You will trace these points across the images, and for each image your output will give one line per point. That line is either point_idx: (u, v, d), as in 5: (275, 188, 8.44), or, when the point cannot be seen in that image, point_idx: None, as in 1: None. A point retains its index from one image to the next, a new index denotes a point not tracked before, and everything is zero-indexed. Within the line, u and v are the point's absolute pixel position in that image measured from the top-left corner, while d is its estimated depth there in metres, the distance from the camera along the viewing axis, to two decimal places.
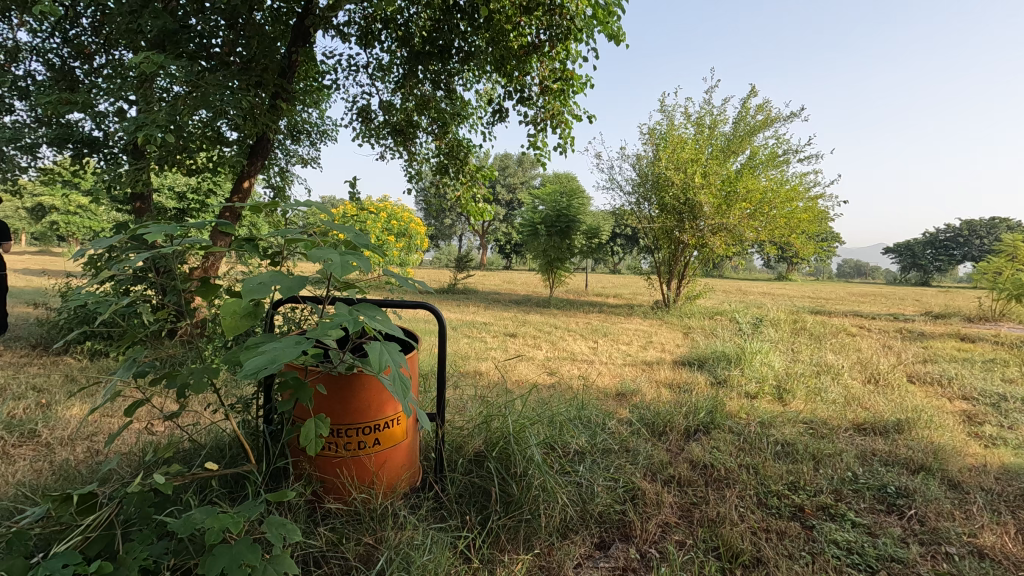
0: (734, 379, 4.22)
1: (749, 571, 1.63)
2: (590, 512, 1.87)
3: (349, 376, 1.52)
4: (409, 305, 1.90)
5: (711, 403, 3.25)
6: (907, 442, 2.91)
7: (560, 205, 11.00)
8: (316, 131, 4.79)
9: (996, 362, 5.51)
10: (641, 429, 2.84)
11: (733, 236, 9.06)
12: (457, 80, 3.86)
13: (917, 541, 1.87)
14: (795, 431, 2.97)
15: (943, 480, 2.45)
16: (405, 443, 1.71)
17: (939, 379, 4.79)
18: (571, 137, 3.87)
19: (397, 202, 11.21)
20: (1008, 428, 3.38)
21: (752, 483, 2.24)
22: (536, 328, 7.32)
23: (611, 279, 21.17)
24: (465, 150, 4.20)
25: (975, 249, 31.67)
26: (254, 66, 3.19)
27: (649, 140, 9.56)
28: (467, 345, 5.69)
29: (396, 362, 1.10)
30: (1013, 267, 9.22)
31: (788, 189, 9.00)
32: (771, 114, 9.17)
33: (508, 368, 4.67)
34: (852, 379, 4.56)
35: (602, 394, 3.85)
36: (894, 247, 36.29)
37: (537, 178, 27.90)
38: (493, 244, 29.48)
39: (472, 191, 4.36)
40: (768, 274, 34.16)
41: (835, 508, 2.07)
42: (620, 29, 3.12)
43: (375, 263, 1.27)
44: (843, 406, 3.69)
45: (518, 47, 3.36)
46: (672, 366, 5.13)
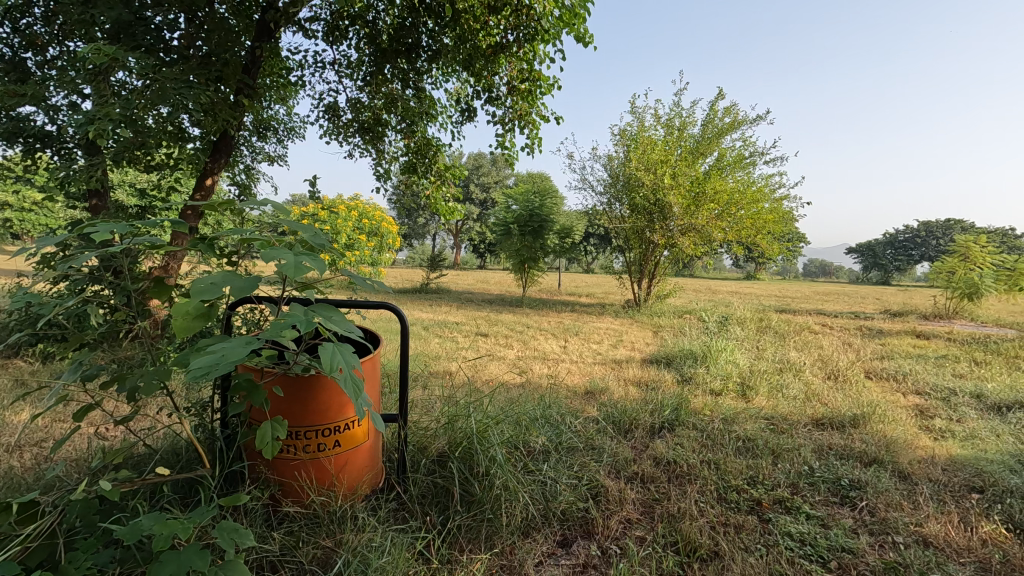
0: (699, 377, 4.30)
1: (705, 565, 1.67)
2: (552, 510, 1.88)
3: (308, 378, 1.50)
4: (371, 306, 1.87)
5: (676, 401, 3.31)
6: (862, 436, 3.02)
7: (533, 205, 11.03)
8: (283, 128, 4.71)
9: (948, 358, 5.75)
10: (607, 427, 2.88)
11: (702, 236, 9.22)
12: (426, 79, 3.84)
13: (867, 531, 1.94)
14: (756, 427, 3.04)
15: (893, 472, 2.55)
16: (367, 444, 1.70)
17: (894, 374, 4.97)
18: (539, 138, 3.89)
19: (369, 201, 11.07)
20: (957, 421, 3.53)
21: (712, 479, 2.28)
22: (507, 327, 7.33)
23: (584, 278, 21.32)
24: (434, 149, 4.17)
25: (932, 250, 32.91)
26: (213, 61, 3.10)
27: (620, 141, 9.68)
28: (438, 345, 5.66)
29: (349, 363, 1.11)
30: (966, 267, 9.62)
31: (754, 190, 9.22)
32: (738, 117, 9.37)
33: (478, 368, 4.67)
34: (812, 375, 4.70)
35: (571, 393, 3.88)
36: (857, 248, 37.46)
37: (511, 177, 27.92)
38: (466, 243, 29.38)
39: (441, 190, 4.35)
40: (737, 274, 34.90)
41: (790, 501, 2.13)
42: (586, 31, 3.14)
43: (330, 264, 1.26)
44: (803, 402, 3.80)
45: (486, 47, 3.36)
46: (640, 364, 5.21)
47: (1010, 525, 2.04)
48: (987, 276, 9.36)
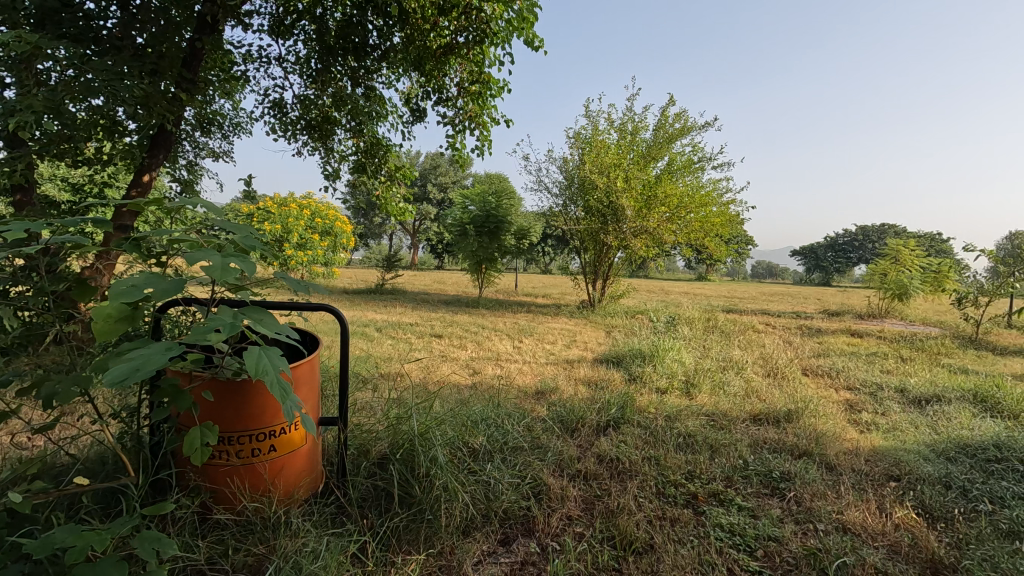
0: (647, 375, 4.42)
1: (640, 558, 1.72)
2: (494, 509, 1.91)
3: (241, 382, 1.46)
4: (309, 307, 1.83)
5: (622, 399, 3.39)
6: (795, 430, 3.18)
7: (489, 206, 11.05)
8: (228, 123, 4.55)
9: (878, 355, 6.10)
10: (553, 426, 2.92)
11: (653, 239, 9.46)
12: (376, 79, 3.78)
13: (793, 520, 2.05)
14: (696, 424, 3.15)
15: (821, 463, 2.70)
16: (304, 448, 1.67)
17: (829, 371, 5.24)
18: (489, 139, 3.90)
19: (322, 199, 10.84)
20: (881, 415, 3.76)
21: (652, 474, 2.36)
22: (462, 328, 7.31)
23: (541, 279, 21.54)
24: (385, 149, 4.13)
25: (868, 253, 34.82)
26: (149, 53, 2.96)
27: (575, 144, 9.81)
28: (390, 346, 5.60)
29: (275, 367, 1.12)
30: (897, 269, 10.25)
31: (703, 194, 9.52)
32: (688, 123, 9.66)
33: (430, 369, 4.64)
34: (753, 373, 4.90)
35: (522, 393, 3.92)
36: (800, 251, 39.25)
37: (468, 178, 27.83)
38: (424, 243, 29.09)
39: (391, 192, 4.36)
40: (689, 275, 35.99)
41: (724, 494, 2.22)
42: (535, 35, 3.17)
43: (259, 266, 1.25)
44: (742, 399, 3.96)
45: (437, 48, 3.36)
46: (591, 364, 5.30)
47: (920, 510, 2.18)
48: (914, 277, 9.99)
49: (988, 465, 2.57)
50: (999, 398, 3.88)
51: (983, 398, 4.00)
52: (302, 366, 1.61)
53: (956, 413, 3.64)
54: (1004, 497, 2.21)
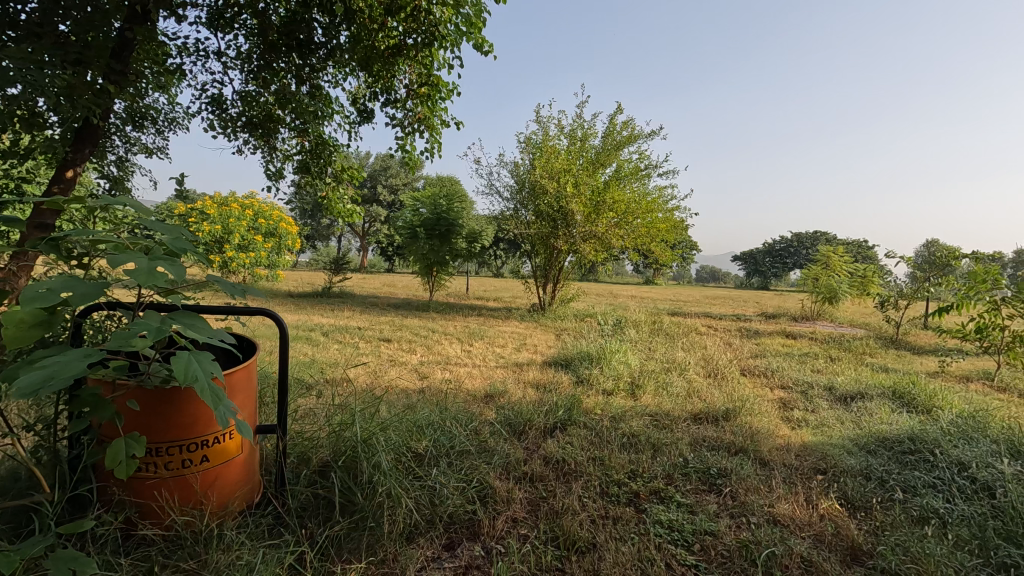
0: (594, 378, 4.50)
1: (582, 556, 1.76)
2: (439, 514, 1.90)
3: (170, 390, 1.40)
4: (247, 310, 1.77)
5: (569, 401, 3.44)
6: (732, 428, 3.32)
7: (440, 208, 10.98)
8: (163, 118, 4.33)
9: (809, 355, 6.45)
10: (501, 429, 2.93)
11: (602, 244, 9.65)
12: (322, 77, 3.70)
13: (728, 514, 2.14)
14: (640, 424, 3.24)
15: (755, 459, 2.84)
16: (239, 458, 1.61)
17: (765, 371, 5.50)
18: (438, 142, 3.88)
19: (265, 199, 10.46)
20: (811, 412, 3.98)
21: (596, 474, 2.41)
22: (412, 332, 7.24)
23: (492, 283, 21.56)
24: (331, 150, 4.04)
25: (803, 258, 36.80)
26: (73, 42, 2.78)
27: (526, 148, 9.88)
28: (336, 351, 5.46)
29: (206, 373, 1.10)
30: (827, 274, 10.87)
31: (649, 200, 9.80)
32: (635, 131, 9.92)
33: (378, 374, 4.56)
34: (695, 374, 5.08)
35: (471, 397, 3.92)
36: (741, 256, 41.01)
37: (419, 180, 27.57)
38: (374, 246, 28.57)
39: (338, 192, 4.31)
40: (637, 279, 36.91)
41: (664, 491, 2.30)
42: (485, 40, 3.18)
43: (189, 269, 1.21)
44: (684, 399, 4.11)
45: (385, 48, 3.31)
46: (541, 367, 5.35)
47: (843, 500, 2.33)
48: (843, 282, 10.62)
49: (904, 456, 2.77)
50: (914, 394, 4.19)
51: (901, 395, 4.30)
52: (238, 372, 1.56)
53: (877, 409, 3.90)
54: (916, 485, 2.39)
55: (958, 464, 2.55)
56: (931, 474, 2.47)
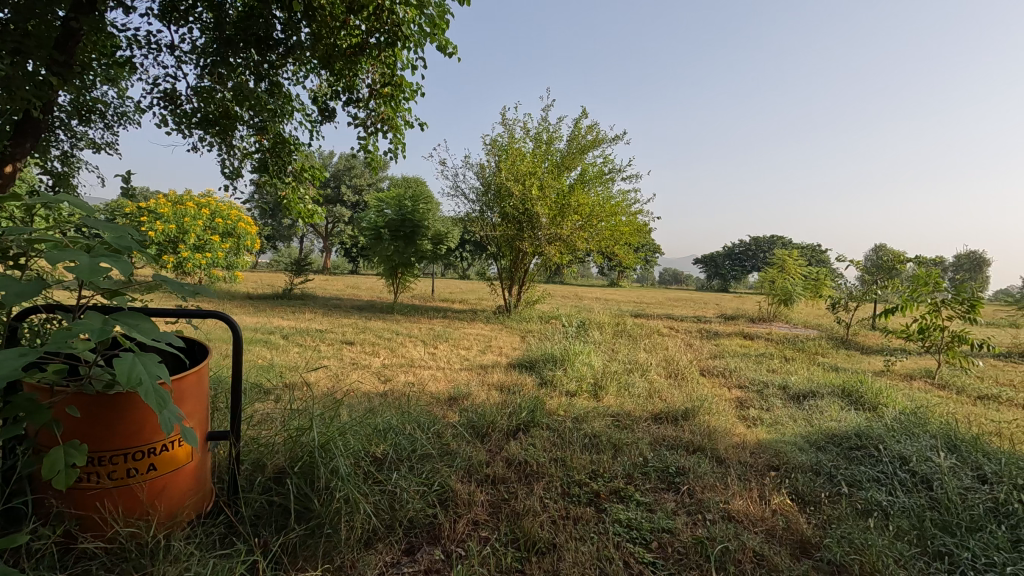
0: (557, 379, 4.54)
1: (542, 558, 1.77)
2: (398, 519, 1.88)
3: (115, 396, 1.34)
4: (198, 313, 1.71)
5: (532, 403, 3.46)
6: (691, 428, 3.40)
7: (405, 209, 10.87)
8: (113, 112, 4.15)
9: (765, 356, 6.66)
10: (464, 432, 2.92)
11: (566, 246, 9.74)
12: (282, 74, 3.61)
13: (685, 512, 2.19)
14: (602, 425, 3.28)
15: (712, 457, 2.91)
16: (189, 466, 1.55)
17: (723, 371, 5.65)
18: (401, 143, 3.85)
19: (223, 198, 10.14)
20: (766, 410, 4.12)
21: (558, 475, 2.43)
22: (375, 334, 7.13)
23: (458, 285, 21.47)
24: (291, 149, 3.95)
25: (761, 262, 38.03)
26: (12, 31, 2.62)
27: (491, 150, 9.87)
28: (296, 354, 5.34)
29: (151, 375, 1.08)
30: (783, 277, 11.26)
31: (613, 203, 9.94)
32: (599, 135, 10.04)
33: (339, 378, 4.47)
34: (656, 375, 5.18)
35: (435, 400, 3.89)
36: (702, 259, 42.06)
37: (384, 180, 27.25)
38: (337, 247, 28.05)
39: (299, 192, 4.23)
40: (602, 281, 37.43)
41: (624, 491, 2.33)
42: (449, 42, 3.17)
43: (135, 269, 1.16)
44: (645, 399, 4.18)
45: (347, 47, 3.26)
46: (505, 369, 5.35)
47: (795, 496, 2.41)
48: (797, 284, 11.02)
49: (851, 452, 2.89)
50: (862, 392, 4.38)
51: (849, 392, 4.48)
52: (188, 377, 1.50)
53: (827, 407, 4.06)
54: (861, 479, 2.50)
55: (900, 458, 2.68)
56: (876, 469, 2.59)
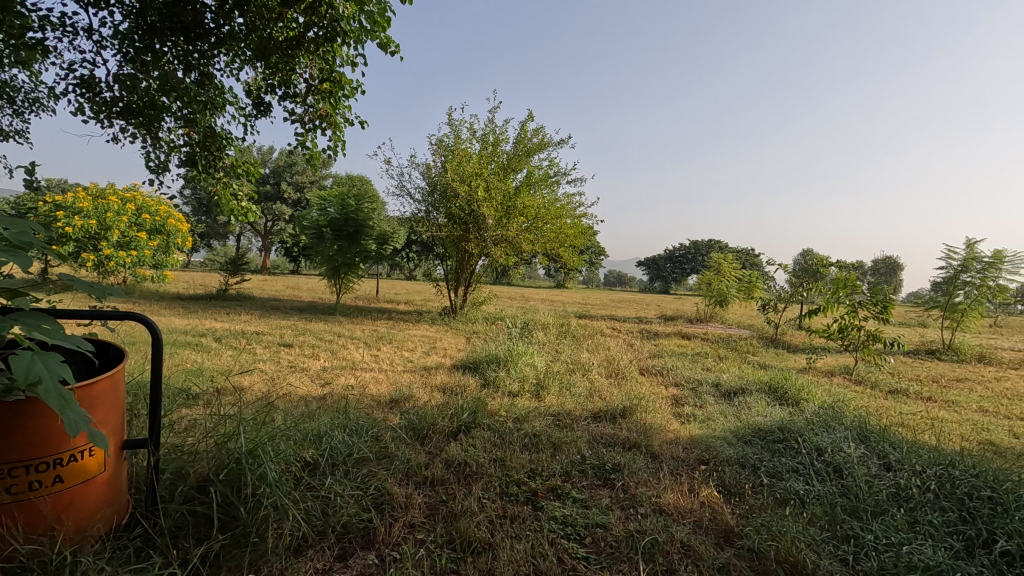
0: (500, 380, 4.55)
1: (477, 557, 1.78)
2: (331, 524, 1.85)
3: (13, 403, 1.24)
4: (115, 315, 1.60)
5: (474, 404, 3.46)
6: (628, 425, 3.50)
7: (348, 208, 10.60)
8: (23, 98, 3.84)
9: (701, 355, 6.95)
10: (403, 434, 2.89)
11: (512, 248, 9.81)
12: (214, 65, 3.44)
13: (619, 507, 2.26)
14: (543, 424, 3.33)
15: (647, 452, 3.01)
16: (101, 476, 1.47)
17: (661, 370, 5.84)
18: (340, 140, 3.76)
19: (150, 193, 9.58)
20: (699, 407, 4.30)
21: (496, 475, 2.44)
22: (315, 337, 6.93)
23: (404, 287, 21.22)
24: (224, 143, 3.78)
25: (700, 265, 39.62)
26: None
27: (437, 151, 9.78)
28: (230, 358, 5.11)
29: (51, 373, 1.03)
30: (718, 279, 11.78)
31: (558, 206, 10.08)
32: (545, 138, 10.16)
33: (275, 381, 4.31)
34: (597, 374, 5.30)
35: (375, 402, 3.82)
36: (645, 263, 43.37)
37: (327, 179, 26.53)
38: (277, 245, 27.00)
39: (232, 188, 4.05)
40: (549, 283, 37.95)
41: (561, 488, 2.38)
42: (390, 39, 3.13)
43: (36, 263, 1.10)
44: (586, 398, 4.27)
45: (284, 40, 3.16)
46: (448, 370, 5.33)
47: (721, 487, 2.53)
48: (731, 286, 11.56)
49: (773, 445, 3.06)
50: (786, 388, 4.65)
51: (776, 388, 4.75)
52: (100, 382, 1.42)
53: (755, 403, 4.29)
54: (782, 470, 2.65)
55: (816, 449, 2.86)
56: (795, 460, 2.75)
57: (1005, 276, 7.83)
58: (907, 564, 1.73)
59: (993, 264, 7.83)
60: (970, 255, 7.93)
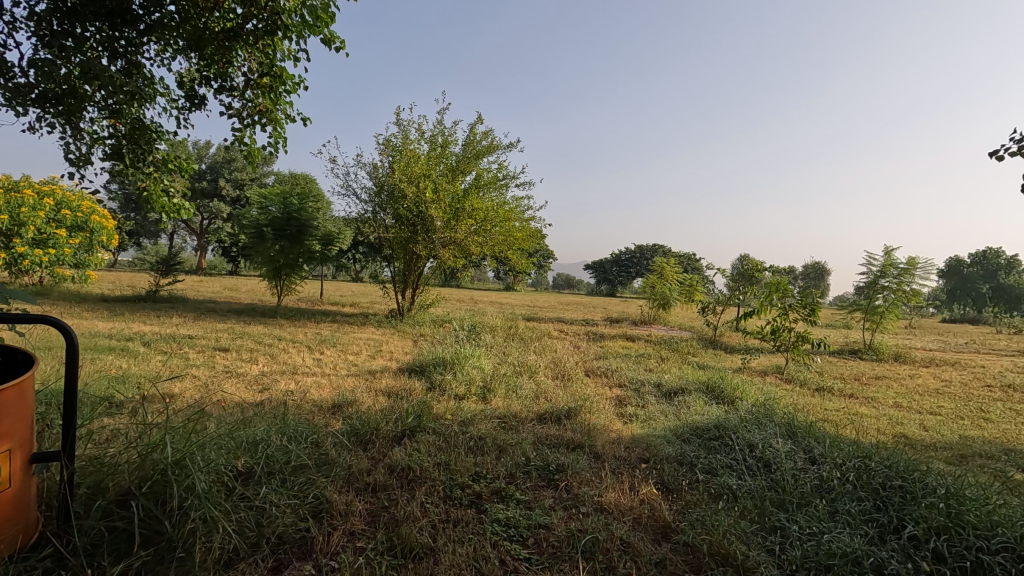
0: (446, 383, 4.52)
1: (419, 563, 1.76)
2: (265, 535, 1.78)
3: None
4: (27, 318, 1.48)
5: (419, 407, 3.41)
6: (573, 426, 3.55)
7: (290, 207, 10.23)
8: None
9: (644, 356, 7.15)
10: (345, 440, 2.81)
11: (461, 250, 9.76)
12: (143, 53, 3.25)
13: (562, 507, 2.29)
14: (488, 427, 3.33)
15: (590, 453, 3.07)
16: (5, 493, 1.35)
17: (605, 372, 5.97)
18: (282, 136, 3.63)
19: (71, 186, 8.95)
20: (641, 407, 4.42)
21: (440, 479, 2.42)
22: (254, 340, 6.66)
23: (349, 288, 20.74)
24: (154, 137, 3.57)
25: (645, 269, 40.74)
26: None
27: (385, 151, 9.61)
28: (159, 363, 4.83)
29: None
30: (661, 282, 12.15)
31: (507, 209, 10.12)
32: (494, 141, 10.18)
33: (209, 388, 4.11)
34: (543, 376, 5.35)
35: (316, 408, 3.71)
36: (593, 266, 44.20)
37: (269, 176, 25.56)
38: (213, 245, 25.76)
39: (163, 184, 3.83)
40: (498, 284, 38.00)
41: (505, 490, 2.39)
42: (333, 35, 3.05)
43: None
44: (532, 400, 4.30)
45: (220, 31, 3.03)
46: (394, 374, 5.24)
47: (660, 484, 2.61)
48: (674, 290, 11.95)
49: (710, 442, 3.18)
50: (723, 387, 4.85)
51: (713, 388, 4.94)
52: (5, 392, 1.30)
53: (694, 402, 4.45)
54: (717, 466, 2.77)
55: (748, 445, 3.00)
56: (729, 456, 2.87)
57: (918, 281, 8.48)
58: (827, 551, 1.84)
59: (907, 270, 8.46)
60: (888, 262, 8.53)
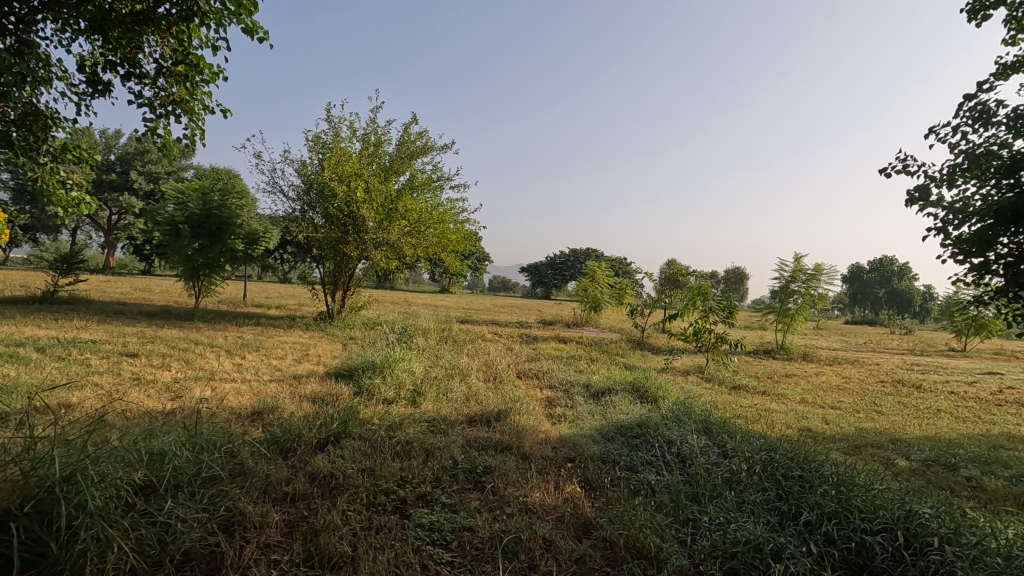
0: (375, 387, 4.43)
1: (336, 573, 1.72)
2: (169, 552, 1.68)
3: None
4: None
5: (345, 412, 3.32)
6: (501, 428, 3.58)
7: (210, 204, 9.65)
8: None
9: (575, 357, 7.31)
10: (265, 449, 2.69)
11: (394, 252, 9.60)
12: (37, 32, 2.97)
13: (487, 509, 2.30)
14: (416, 431, 3.29)
15: (517, 454, 3.10)
16: None
17: (537, 373, 6.06)
18: (198, 128, 3.43)
19: None
20: (570, 407, 4.52)
21: (364, 485, 2.37)
22: (167, 344, 6.23)
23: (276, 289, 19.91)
24: (50, 124, 3.26)
25: (578, 272, 41.67)
26: None
27: (314, 148, 9.27)
28: (55, 370, 4.42)
29: None
30: (593, 285, 12.48)
31: (441, 211, 10.05)
32: (428, 142, 10.08)
33: (112, 396, 3.80)
34: (475, 379, 5.35)
35: (233, 415, 3.53)
36: (528, 269, 44.75)
37: (188, 170, 24.01)
38: (123, 241, 23.88)
39: (61, 175, 3.50)
40: (433, 287, 37.59)
41: (430, 494, 2.37)
42: (256, 24, 2.92)
43: None
44: (462, 403, 4.30)
45: (128, 13, 2.82)
46: (321, 378, 5.07)
47: (584, 482, 2.68)
48: (605, 292, 12.31)
49: (633, 440, 3.30)
50: (647, 387, 5.05)
51: (638, 387, 5.13)
52: None
53: (620, 402, 4.60)
54: (638, 463, 2.87)
55: (668, 442, 3.14)
56: (650, 454, 2.99)
57: (823, 286, 9.20)
58: (732, 540, 1.96)
59: (814, 276, 9.16)
60: (798, 268, 9.19)
